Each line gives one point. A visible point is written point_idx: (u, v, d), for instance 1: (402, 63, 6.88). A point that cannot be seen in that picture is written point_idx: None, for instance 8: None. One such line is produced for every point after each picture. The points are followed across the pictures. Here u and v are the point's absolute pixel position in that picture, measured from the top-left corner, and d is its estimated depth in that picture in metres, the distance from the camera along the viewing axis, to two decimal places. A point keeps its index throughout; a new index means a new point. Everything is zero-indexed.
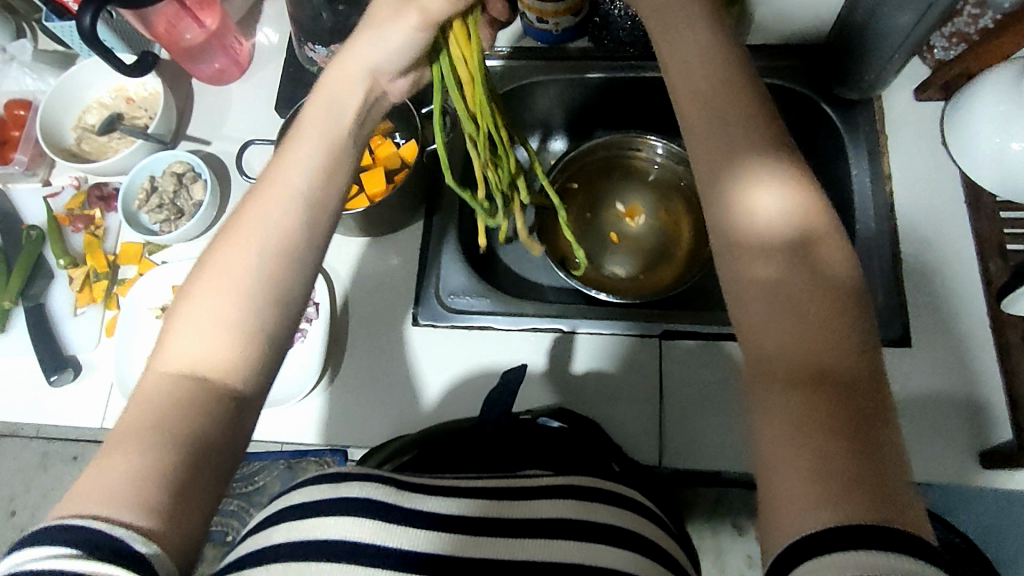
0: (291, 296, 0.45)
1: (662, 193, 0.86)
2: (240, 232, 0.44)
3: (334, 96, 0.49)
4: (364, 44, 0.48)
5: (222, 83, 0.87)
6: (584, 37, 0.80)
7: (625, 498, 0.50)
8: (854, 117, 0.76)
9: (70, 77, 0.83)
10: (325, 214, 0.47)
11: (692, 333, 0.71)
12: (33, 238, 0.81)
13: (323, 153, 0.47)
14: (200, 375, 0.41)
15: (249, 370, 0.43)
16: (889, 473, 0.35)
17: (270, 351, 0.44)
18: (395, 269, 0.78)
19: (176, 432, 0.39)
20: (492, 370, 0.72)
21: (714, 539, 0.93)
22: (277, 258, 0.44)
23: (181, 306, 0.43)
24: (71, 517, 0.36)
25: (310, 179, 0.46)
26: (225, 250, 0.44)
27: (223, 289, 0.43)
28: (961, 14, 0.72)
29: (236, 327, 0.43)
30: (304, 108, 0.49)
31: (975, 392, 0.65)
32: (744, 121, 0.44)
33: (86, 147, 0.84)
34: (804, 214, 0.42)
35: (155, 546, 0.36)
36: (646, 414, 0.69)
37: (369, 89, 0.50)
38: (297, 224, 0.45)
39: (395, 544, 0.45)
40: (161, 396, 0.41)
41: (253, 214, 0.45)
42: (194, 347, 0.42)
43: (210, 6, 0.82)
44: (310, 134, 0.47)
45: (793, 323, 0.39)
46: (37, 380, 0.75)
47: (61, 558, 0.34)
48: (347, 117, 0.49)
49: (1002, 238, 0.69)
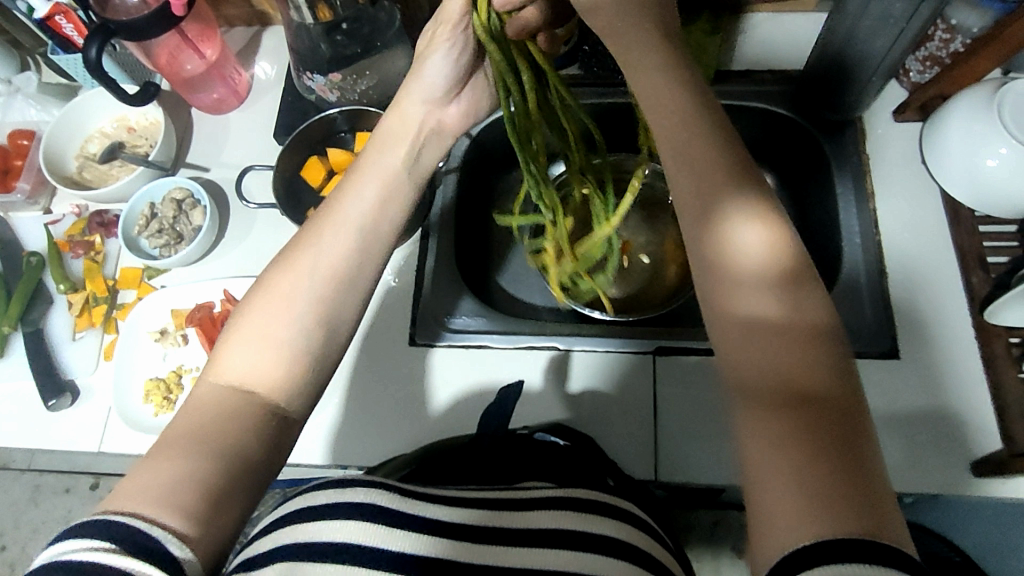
0: (339, 319, 0.48)
1: (656, 222, 0.87)
2: (296, 262, 0.48)
3: (390, 138, 0.54)
4: (417, 85, 0.55)
5: (220, 112, 0.89)
6: (574, 64, 0.84)
7: (622, 511, 0.51)
8: (843, 141, 0.78)
9: (74, 107, 0.86)
10: (376, 243, 0.51)
11: (682, 348, 0.72)
12: (33, 265, 0.82)
13: (378, 190, 0.52)
14: (245, 390, 0.44)
15: (292, 388, 0.46)
16: (873, 496, 0.35)
17: (314, 368, 0.47)
18: (392, 292, 0.79)
19: (220, 446, 0.42)
20: (491, 388, 0.73)
21: (713, 562, 0.93)
22: (328, 281, 0.48)
23: (237, 326, 0.46)
24: (114, 513, 0.37)
25: (366, 213, 0.51)
26: (281, 273, 0.47)
27: (275, 311, 0.46)
28: (933, 38, 0.76)
29: (287, 350, 0.46)
30: (358, 161, 0.54)
31: (965, 404, 0.66)
32: (716, 163, 0.46)
33: (87, 176, 0.86)
34: (786, 251, 0.43)
35: (188, 551, 0.38)
36: (642, 432, 0.70)
37: (426, 120, 0.56)
38: (346, 252, 0.49)
39: (397, 547, 0.45)
40: (209, 409, 0.43)
41: (307, 247, 0.48)
42: (243, 365, 0.45)
43: (211, 39, 0.84)
44: (367, 174, 0.52)
45: (777, 358, 0.40)
46: (36, 405, 0.76)
47: (98, 552, 0.36)
48: (403, 148, 0.54)
49: (982, 251, 0.71)
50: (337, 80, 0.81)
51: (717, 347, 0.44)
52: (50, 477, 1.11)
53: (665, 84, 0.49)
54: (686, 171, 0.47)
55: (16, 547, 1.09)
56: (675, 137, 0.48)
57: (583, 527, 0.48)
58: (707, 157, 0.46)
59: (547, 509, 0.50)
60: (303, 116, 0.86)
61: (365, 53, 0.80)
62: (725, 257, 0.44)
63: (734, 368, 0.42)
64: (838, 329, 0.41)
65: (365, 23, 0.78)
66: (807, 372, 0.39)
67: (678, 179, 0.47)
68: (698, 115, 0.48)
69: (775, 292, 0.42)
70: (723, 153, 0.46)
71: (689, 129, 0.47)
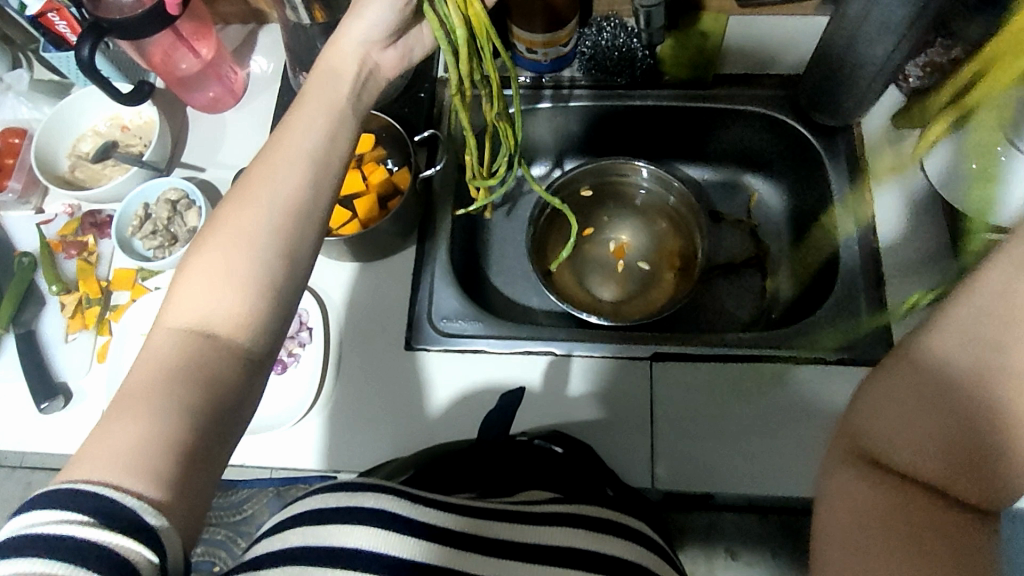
0: (300, 256, 0.46)
1: (650, 221, 0.88)
2: (248, 194, 0.45)
3: (333, 71, 0.51)
4: (354, 25, 0.52)
5: (215, 111, 0.88)
6: (572, 66, 0.84)
7: (632, 531, 0.53)
8: (836, 147, 0.78)
9: (66, 105, 0.84)
10: (331, 172, 0.48)
11: (681, 355, 0.72)
12: (25, 265, 0.81)
13: (327, 121, 0.49)
14: (208, 333, 0.43)
15: (254, 328, 0.44)
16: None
17: (276, 315, 0.45)
18: (388, 296, 0.78)
19: (185, 399, 0.40)
20: (490, 394, 0.72)
21: (707, 564, 0.92)
22: (286, 214, 0.45)
23: (191, 264, 0.44)
24: (81, 483, 0.36)
25: (318, 141, 0.48)
26: (232, 207, 0.45)
27: (234, 243, 0.44)
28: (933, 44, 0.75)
29: (249, 285, 0.44)
30: (305, 86, 0.50)
31: None
32: None
33: (80, 175, 0.85)
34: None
35: (164, 519, 0.37)
36: (639, 439, 0.69)
37: (363, 61, 0.52)
38: (302, 183, 0.46)
39: (405, 554, 0.45)
40: (169, 354, 0.42)
41: (260, 179, 0.45)
42: (201, 306, 0.43)
43: (206, 37, 0.84)
44: (314, 103, 0.49)
45: (924, 428, 0.36)
46: (27, 408, 0.75)
47: (72, 524, 0.35)
48: (347, 83, 0.51)
49: None
50: None
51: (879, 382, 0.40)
52: (41, 476, 1.10)
53: None
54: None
55: None
56: None
57: (591, 546, 0.49)
58: None
59: (558, 527, 0.50)
60: None
61: None
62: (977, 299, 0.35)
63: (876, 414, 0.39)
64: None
65: None
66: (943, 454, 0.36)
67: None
68: None
69: (975, 351, 0.34)
70: None
71: None
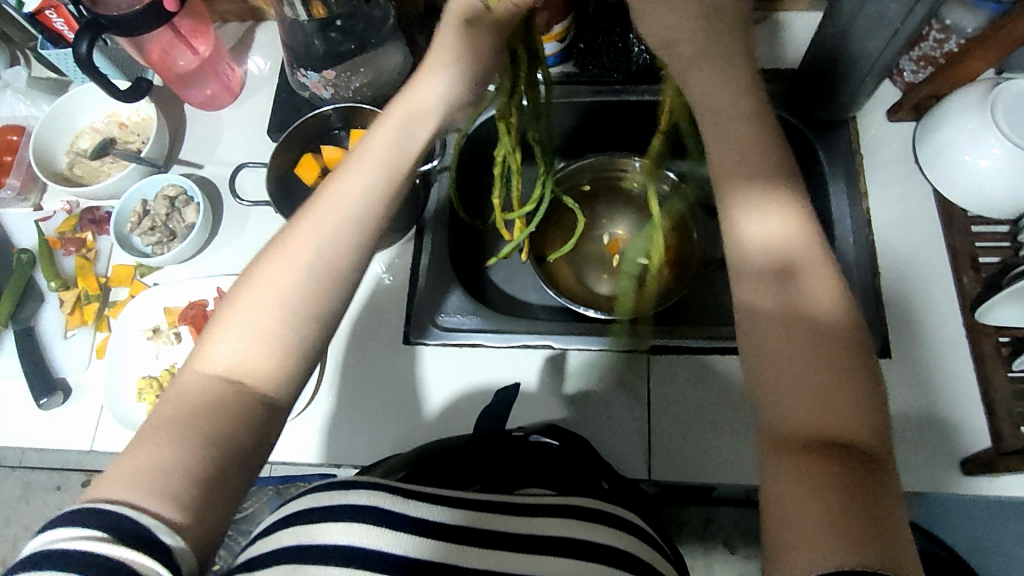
0: (331, 314, 0.46)
1: None
2: (291, 248, 0.46)
3: (402, 130, 0.51)
4: (433, 81, 0.52)
5: (213, 108, 0.88)
6: (569, 62, 0.84)
7: (627, 523, 0.52)
8: (831, 138, 0.79)
9: (64, 102, 0.85)
10: (373, 235, 0.48)
11: (680, 347, 0.72)
12: (24, 262, 0.81)
13: (381, 181, 0.49)
14: (237, 381, 0.43)
15: (282, 377, 0.44)
16: (883, 510, 0.36)
17: (304, 364, 0.45)
18: (386, 291, 0.79)
19: (209, 432, 0.41)
20: (489, 388, 0.73)
21: (705, 559, 0.92)
22: (323, 277, 0.46)
23: (227, 311, 0.45)
24: (103, 502, 0.37)
25: (366, 206, 0.48)
26: (274, 263, 0.45)
27: (268, 297, 0.44)
28: (929, 38, 0.78)
29: (276, 343, 0.44)
30: (369, 139, 0.51)
31: (952, 402, 0.67)
32: (771, 161, 0.47)
33: (78, 172, 0.85)
34: (798, 256, 0.44)
35: (180, 539, 0.37)
36: (636, 433, 0.70)
37: (437, 121, 0.53)
38: (347, 247, 0.47)
39: (399, 550, 0.45)
40: (197, 395, 0.42)
41: (303, 236, 0.46)
42: (229, 354, 0.43)
43: (203, 34, 0.84)
44: (374, 160, 0.49)
45: (807, 371, 0.40)
46: (27, 404, 0.75)
47: (91, 540, 0.35)
48: (415, 145, 0.51)
49: (973, 251, 0.71)
50: (331, 78, 0.81)
51: (751, 342, 0.43)
52: (40, 474, 1.10)
53: (735, 75, 0.49)
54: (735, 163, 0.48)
55: (8, 544, 1.08)
56: (735, 135, 0.48)
57: (587, 536, 0.48)
58: (755, 158, 0.47)
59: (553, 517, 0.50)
60: (296, 112, 0.85)
61: (359, 50, 0.79)
62: (742, 253, 0.46)
63: (768, 369, 0.41)
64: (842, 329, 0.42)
65: (358, 19, 0.77)
66: (825, 395, 0.40)
67: (725, 170, 0.48)
68: (760, 120, 0.49)
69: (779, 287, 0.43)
70: (779, 153, 0.48)
71: (755, 136, 0.48)
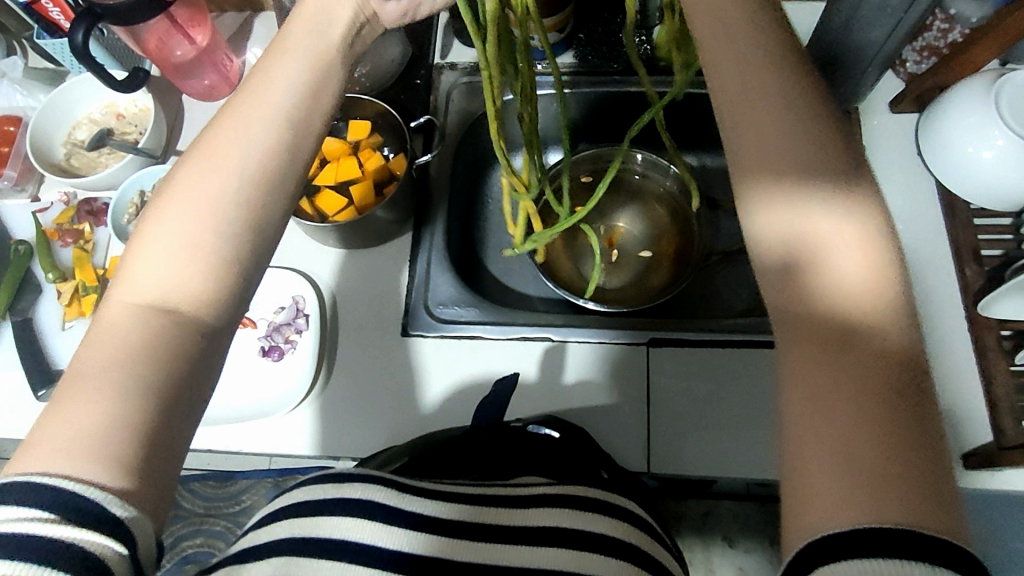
0: (268, 225, 0.44)
1: (656, 226, 0.88)
2: (215, 146, 0.43)
3: (320, 15, 0.49)
4: None
5: (211, 99, 0.88)
6: (570, 52, 0.84)
7: (624, 514, 0.51)
8: None
9: (60, 93, 0.84)
10: (309, 134, 0.46)
11: (677, 340, 0.72)
12: (20, 253, 0.81)
13: (307, 70, 0.47)
14: (169, 309, 0.40)
15: (217, 299, 0.41)
16: (925, 464, 0.32)
17: (241, 284, 0.42)
18: (385, 282, 0.78)
19: (159, 378, 0.38)
20: (487, 379, 0.73)
21: (704, 552, 0.92)
22: (256, 184, 0.43)
23: (150, 223, 0.42)
24: (38, 474, 0.34)
25: (293, 98, 0.46)
26: (200, 167, 0.42)
27: (196, 207, 0.41)
28: (931, 28, 0.75)
29: (211, 258, 0.41)
30: (286, 27, 0.48)
31: (953, 395, 0.66)
32: (766, 76, 0.43)
33: (75, 163, 0.85)
34: (781, 167, 0.41)
35: (129, 508, 0.35)
36: (635, 425, 0.69)
37: (358, 9, 0.51)
38: (277, 145, 0.44)
39: (393, 545, 0.45)
40: (127, 328, 0.39)
41: (228, 134, 0.43)
42: (157, 278, 0.40)
43: (200, 24, 0.83)
44: (297, 47, 0.47)
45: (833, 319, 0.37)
46: (24, 394, 0.75)
47: (33, 522, 0.33)
48: (334, 31, 0.49)
49: (977, 243, 0.71)
50: None
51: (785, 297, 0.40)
52: None
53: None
54: (748, 131, 0.42)
55: None
56: (744, 63, 0.44)
57: (582, 528, 0.48)
58: (761, 80, 0.43)
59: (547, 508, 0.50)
60: None
61: None
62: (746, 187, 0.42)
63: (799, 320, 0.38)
64: (864, 273, 0.37)
65: None
66: (842, 337, 0.36)
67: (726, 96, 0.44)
68: (775, 41, 0.44)
69: (797, 231, 0.40)
70: (781, 66, 0.43)
71: (757, 58, 0.43)
